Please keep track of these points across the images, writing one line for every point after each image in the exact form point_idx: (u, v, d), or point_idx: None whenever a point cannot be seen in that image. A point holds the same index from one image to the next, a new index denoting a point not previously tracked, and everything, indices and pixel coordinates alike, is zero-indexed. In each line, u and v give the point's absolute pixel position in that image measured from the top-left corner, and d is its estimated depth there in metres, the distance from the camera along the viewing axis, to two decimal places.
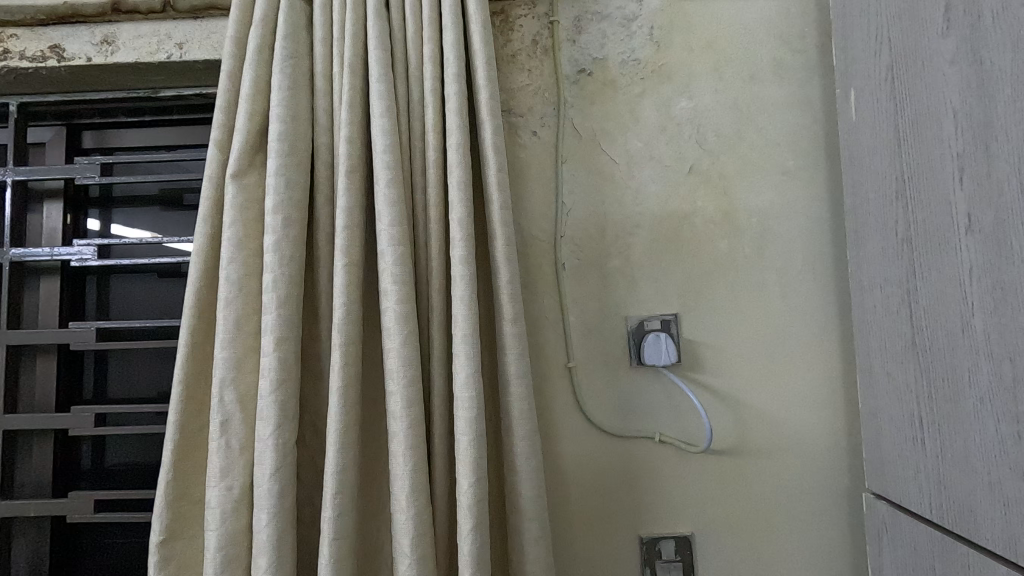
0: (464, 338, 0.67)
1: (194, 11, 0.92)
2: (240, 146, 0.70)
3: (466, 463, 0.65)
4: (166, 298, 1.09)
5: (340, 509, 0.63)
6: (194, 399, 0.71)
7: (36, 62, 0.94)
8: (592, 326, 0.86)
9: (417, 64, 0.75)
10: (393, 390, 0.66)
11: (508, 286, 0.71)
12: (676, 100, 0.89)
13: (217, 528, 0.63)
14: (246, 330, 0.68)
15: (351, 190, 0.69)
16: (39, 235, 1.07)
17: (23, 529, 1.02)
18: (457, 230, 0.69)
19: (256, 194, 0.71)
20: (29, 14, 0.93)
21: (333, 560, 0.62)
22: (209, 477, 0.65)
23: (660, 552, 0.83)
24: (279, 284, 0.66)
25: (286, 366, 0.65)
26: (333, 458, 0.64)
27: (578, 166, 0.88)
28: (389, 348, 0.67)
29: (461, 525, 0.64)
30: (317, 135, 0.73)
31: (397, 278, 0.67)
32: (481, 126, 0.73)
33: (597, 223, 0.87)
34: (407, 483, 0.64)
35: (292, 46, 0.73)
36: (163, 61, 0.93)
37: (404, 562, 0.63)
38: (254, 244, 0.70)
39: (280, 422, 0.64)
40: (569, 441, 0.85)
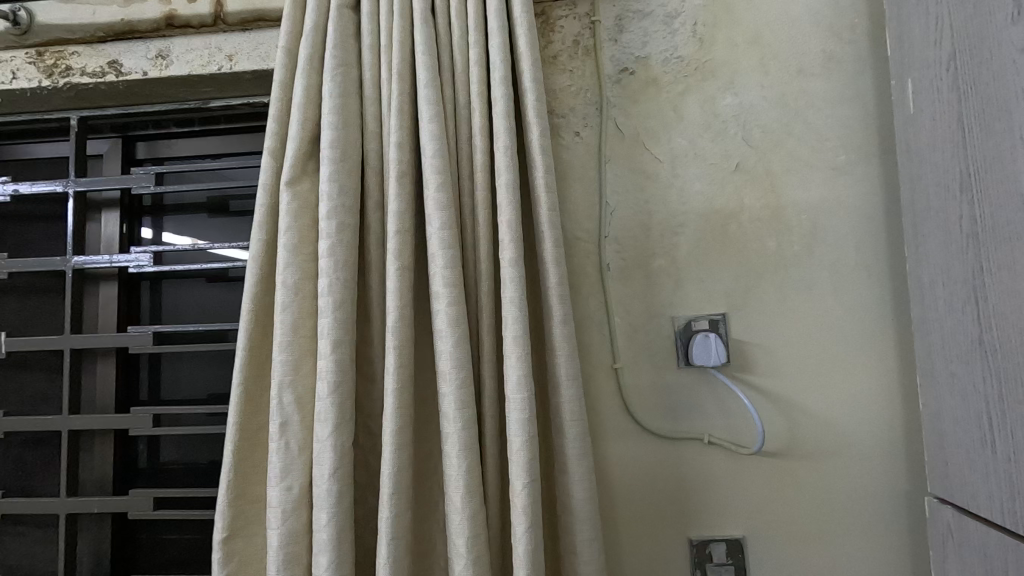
0: (515, 339, 0.67)
1: (243, 24, 0.95)
2: (294, 154, 0.72)
3: (519, 465, 0.65)
4: (214, 301, 1.13)
5: (396, 510, 0.64)
6: (253, 400, 0.73)
7: (97, 77, 0.98)
8: (639, 327, 0.86)
9: (463, 68, 0.75)
10: (446, 391, 0.67)
11: (557, 287, 0.71)
12: (721, 96, 0.87)
13: (279, 527, 0.65)
14: (303, 334, 0.69)
15: (401, 194, 0.71)
16: (97, 244, 1.12)
17: (89, 523, 1.07)
18: (506, 231, 0.70)
19: (310, 201, 0.73)
20: (89, 31, 0.97)
21: (391, 560, 0.63)
22: (270, 477, 0.66)
23: (710, 555, 0.81)
24: (335, 288, 0.68)
25: (342, 368, 0.66)
26: (389, 458, 0.65)
27: (622, 166, 0.88)
28: (441, 350, 0.68)
29: (516, 526, 0.65)
30: (367, 141, 0.75)
31: (448, 281, 0.68)
32: (528, 128, 0.74)
33: (641, 223, 0.87)
34: (461, 484, 0.65)
35: (341, 55, 0.75)
36: (215, 73, 0.96)
37: (460, 561, 0.64)
38: (308, 248, 0.71)
39: (338, 423, 0.65)
40: (617, 443, 0.84)
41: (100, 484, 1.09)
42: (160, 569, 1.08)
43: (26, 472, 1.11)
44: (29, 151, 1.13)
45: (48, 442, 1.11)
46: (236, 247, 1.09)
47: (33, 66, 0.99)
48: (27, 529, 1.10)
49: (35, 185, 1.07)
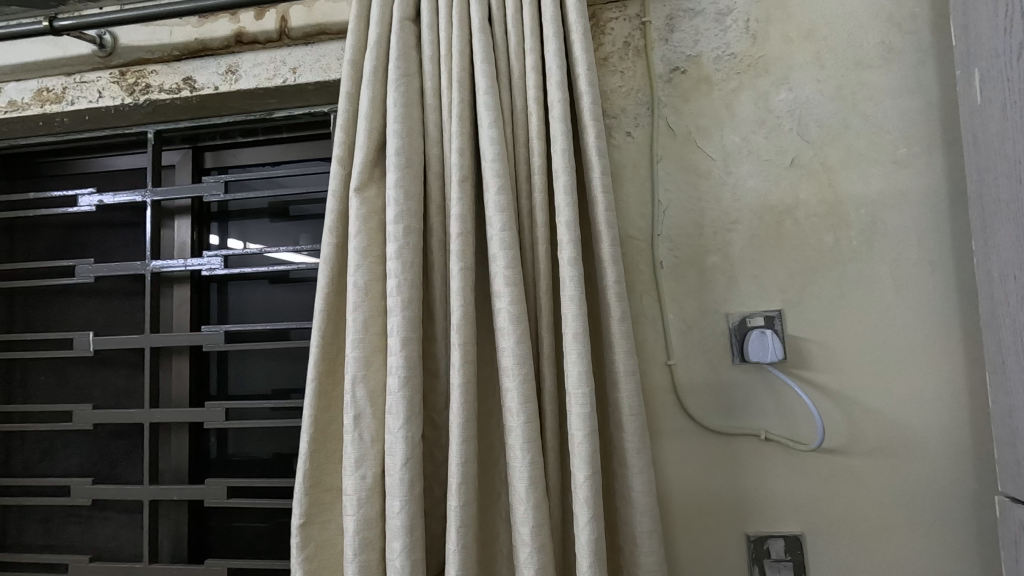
0: (575, 336, 0.69)
1: (306, 38, 1.00)
2: (361, 162, 0.76)
3: (580, 457, 0.67)
4: (276, 301, 1.19)
5: (464, 499, 0.67)
6: (326, 394, 0.77)
7: (173, 93, 1.06)
8: (692, 324, 0.86)
9: (520, 74, 0.78)
10: (509, 386, 0.69)
11: (615, 285, 0.73)
12: (775, 91, 0.87)
13: (354, 513, 0.69)
14: (373, 331, 0.73)
15: (463, 198, 0.74)
16: (171, 249, 1.20)
17: (168, 509, 1.15)
18: (564, 232, 0.72)
19: (376, 206, 0.77)
20: (167, 51, 1.05)
21: (460, 546, 0.66)
22: (344, 466, 0.71)
23: (769, 551, 0.82)
24: (403, 288, 0.71)
25: (411, 364, 0.70)
26: (457, 449, 0.68)
27: (674, 164, 0.88)
28: (503, 346, 0.70)
29: (578, 516, 0.67)
30: (429, 147, 0.78)
31: (510, 280, 0.71)
32: (584, 130, 0.75)
33: (694, 221, 0.87)
34: (526, 475, 0.67)
35: (404, 66, 0.78)
36: (280, 85, 1.02)
37: (525, 549, 0.66)
38: (376, 251, 0.75)
39: (408, 416, 0.68)
40: (672, 441, 0.85)
41: (177, 473, 1.16)
42: (234, 554, 1.15)
43: (111, 461, 1.20)
44: (110, 163, 1.22)
45: (130, 434, 1.20)
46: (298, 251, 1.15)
47: (117, 85, 1.08)
48: (113, 514, 1.19)
49: (117, 196, 1.14)
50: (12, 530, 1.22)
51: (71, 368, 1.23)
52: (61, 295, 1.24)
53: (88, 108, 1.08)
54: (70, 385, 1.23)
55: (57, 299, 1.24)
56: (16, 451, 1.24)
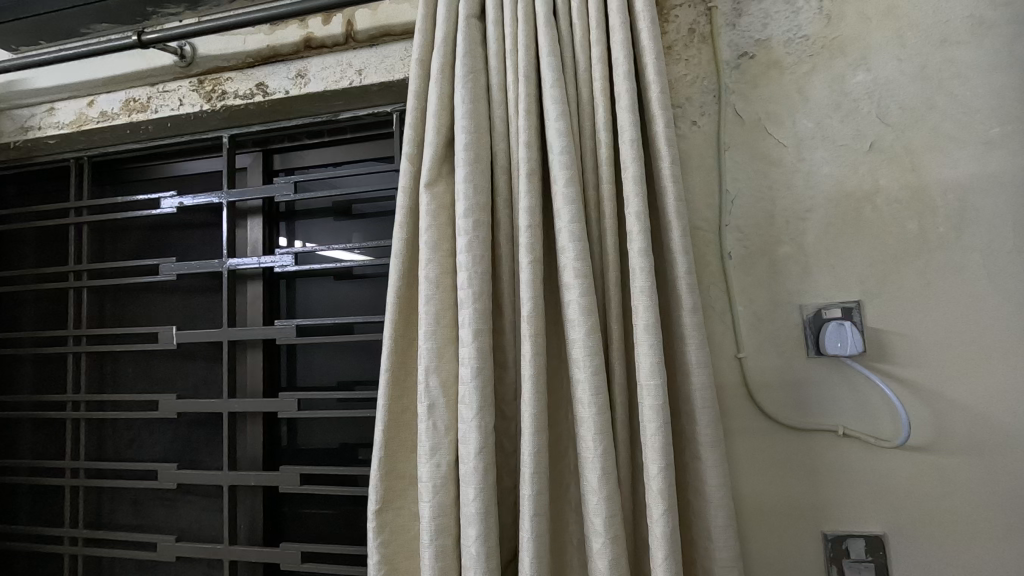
0: (646, 328, 0.69)
1: (371, 40, 1.03)
2: (432, 158, 0.78)
3: (654, 448, 0.67)
4: (341, 297, 1.25)
5: (537, 488, 0.68)
6: (398, 384, 0.80)
7: (246, 98, 1.10)
8: (764, 316, 0.84)
9: (586, 67, 0.78)
10: (580, 377, 0.70)
11: (686, 275, 0.72)
12: (852, 73, 0.84)
13: (430, 499, 0.71)
14: (445, 323, 0.75)
15: (532, 191, 0.74)
16: (245, 247, 1.26)
17: (246, 494, 1.21)
18: (634, 223, 0.71)
19: (445, 201, 0.79)
20: (241, 58, 1.10)
21: (533, 534, 0.67)
22: (419, 454, 0.73)
23: (848, 551, 0.79)
24: (474, 280, 0.73)
25: (483, 354, 0.71)
26: (529, 439, 0.69)
27: (743, 152, 0.86)
28: (574, 338, 0.71)
29: (652, 508, 0.66)
30: (495, 141, 0.79)
31: (579, 272, 0.71)
32: (652, 120, 0.75)
33: (765, 210, 0.85)
34: (598, 466, 0.67)
35: (471, 63, 0.79)
36: (347, 87, 1.04)
37: (598, 539, 0.67)
38: (446, 244, 0.77)
39: (481, 406, 0.70)
40: (744, 437, 0.83)
41: (253, 461, 1.22)
42: (307, 537, 1.21)
43: (193, 448, 1.28)
44: (188, 167, 1.29)
45: (210, 422, 1.27)
46: (350, 249, 1.19)
47: (196, 93, 1.13)
48: (195, 497, 1.27)
49: (196, 198, 1.21)
50: (105, 511, 1.32)
51: (156, 360, 1.31)
52: (145, 292, 1.33)
53: (170, 115, 1.14)
54: (156, 376, 1.31)
55: (142, 296, 1.33)
56: (108, 437, 1.33)
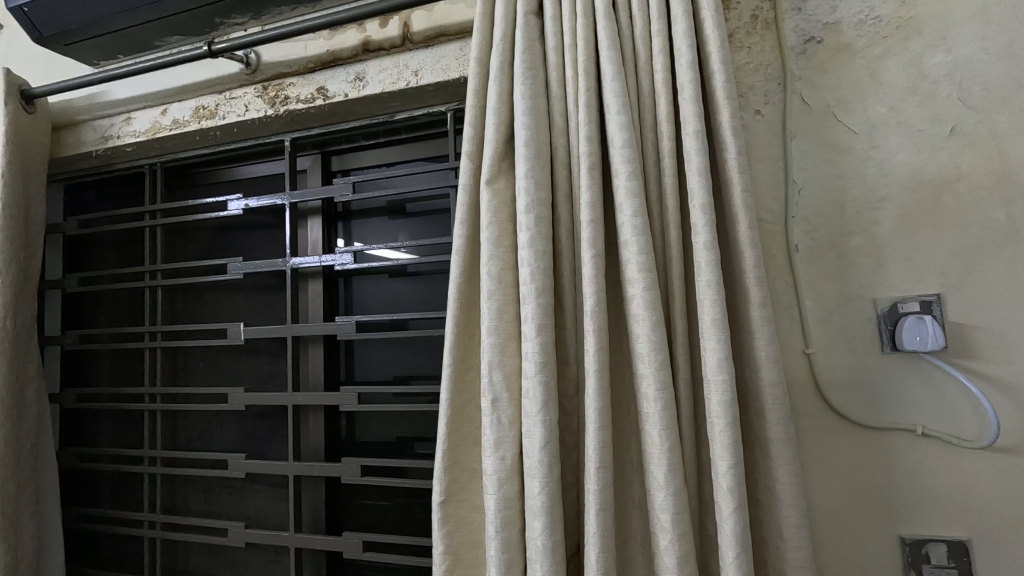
0: (713, 322, 0.67)
1: (427, 41, 1.05)
2: (492, 156, 0.79)
3: (723, 445, 0.66)
4: (396, 294, 1.28)
5: (602, 482, 0.68)
6: (461, 379, 0.81)
7: (308, 102, 1.14)
8: (833, 310, 0.81)
9: (647, 58, 0.77)
10: (644, 372, 0.69)
11: (754, 267, 0.70)
12: (930, 54, 0.79)
13: (495, 492, 0.72)
14: (507, 318, 0.76)
15: (593, 185, 0.74)
16: (306, 247, 1.30)
17: (309, 484, 1.25)
18: (700, 215, 0.70)
19: (506, 197, 0.79)
20: (302, 64, 1.14)
21: (600, 529, 0.67)
22: (484, 448, 0.74)
23: (928, 556, 0.75)
24: (536, 275, 0.73)
25: (547, 349, 0.71)
26: (594, 434, 0.69)
27: (810, 141, 0.83)
28: (638, 333, 0.70)
29: (722, 506, 0.65)
30: (555, 136, 0.79)
31: (643, 266, 0.70)
32: (716, 110, 0.73)
33: (834, 200, 0.82)
34: (664, 462, 0.67)
35: (530, 59, 0.79)
36: (403, 88, 1.07)
37: (666, 536, 0.66)
38: (507, 240, 0.78)
39: (545, 401, 0.70)
40: (814, 437, 0.81)
41: (315, 452, 1.27)
42: (367, 527, 1.25)
43: (259, 439, 1.34)
44: (252, 170, 1.35)
45: (275, 414, 1.33)
46: (396, 249, 1.21)
47: (261, 98, 1.18)
48: (262, 486, 1.33)
49: (261, 200, 1.26)
50: (179, 498, 1.40)
51: (224, 355, 1.38)
52: (214, 291, 1.39)
53: (237, 120, 1.20)
54: (224, 371, 1.38)
55: (211, 294, 1.40)
56: (181, 429, 1.41)
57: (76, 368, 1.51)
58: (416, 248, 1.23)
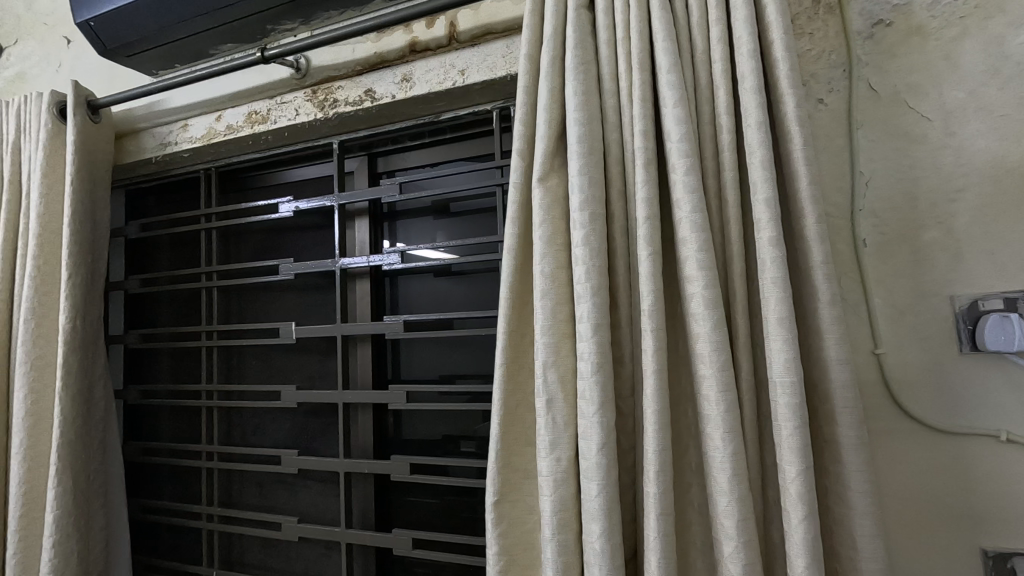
0: (780, 322, 0.65)
1: (473, 40, 1.05)
2: (543, 153, 0.78)
3: (791, 449, 0.63)
4: (441, 293, 1.29)
5: (663, 487, 0.66)
6: (514, 379, 0.81)
7: (356, 105, 1.15)
8: (905, 309, 0.77)
9: (704, 48, 0.74)
10: (706, 373, 0.67)
11: (823, 264, 0.67)
12: (1013, 33, 0.74)
13: (551, 494, 0.71)
14: (561, 318, 0.75)
15: (649, 181, 0.72)
16: (354, 248, 1.33)
17: (359, 480, 1.27)
18: (763, 210, 0.67)
19: (558, 195, 0.78)
20: (350, 67, 1.16)
21: (661, 535, 0.65)
22: (539, 449, 0.73)
23: (1014, 570, 0.71)
24: (591, 274, 0.71)
25: (603, 349, 0.70)
26: (653, 436, 0.67)
27: (879, 129, 0.79)
28: (698, 333, 0.68)
29: (790, 513, 0.63)
30: (608, 132, 0.78)
31: (704, 263, 0.68)
32: (780, 100, 0.70)
33: (905, 192, 0.78)
34: (728, 467, 0.64)
35: (581, 54, 0.78)
36: (450, 88, 1.07)
37: (730, 543, 0.64)
38: (561, 238, 0.77)
39: (602, 402, 0.69)
40: (885, 440, 0.77)
41: (364, 449, 1.29)
42: (416, 524, 1.27)
43: (310, 436, 1.37)
44: (301, 173, 1.39)
45: (326, 412, 1.36)
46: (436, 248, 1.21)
47: (310, 102, 1.20)
48: (313, 482, 1.36)
49: (311, 202, 1.28)
50: (235, 491, 1.44)
51: (276, 354, 1.42)
52: (266, 291, 1.43)
53: (287, 124, 1.22)
54: (276, 369, 1.42)
55: (263, 294, 1.44)
56: (235, 425, 1.46)
57: (138, 365, 1.58)
58: (461, 248, 1.23)
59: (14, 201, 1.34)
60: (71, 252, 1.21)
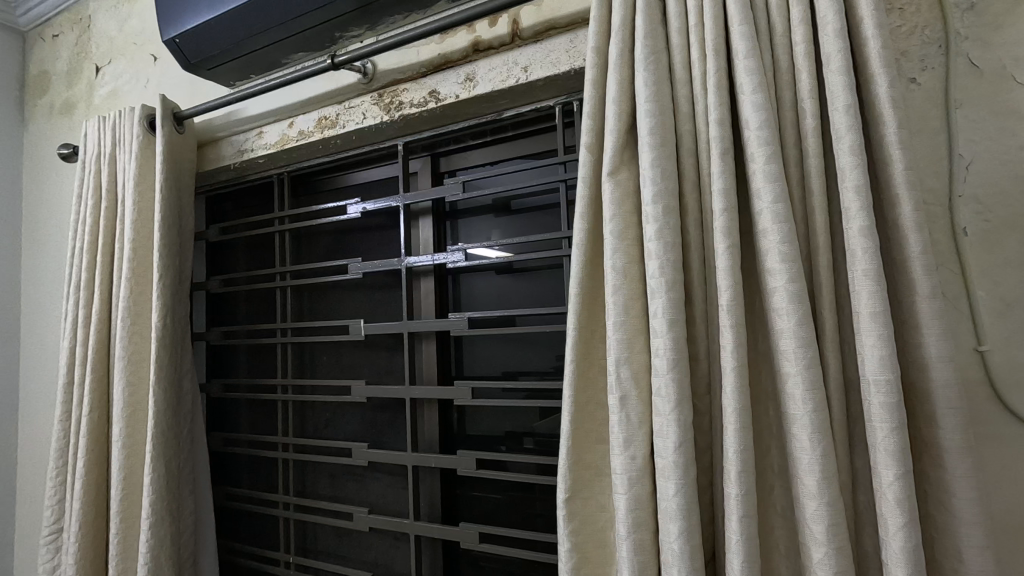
0: (874, 317, 0.61)
1: (536, 36, 1.05)
2: (613, 147, 0.76)
3: (888, 452, 0.59)
4: (502, 290, 1.30)
5: (745, 489, 0.63)
6: (584, 376, 0.80)
7: (421, 106, 1.18)
8: (1014, 302, 0.70)
9: (784, 30, 0.71)
10: (791, 371, 0.64)
11: (921, 254, 0.62)
12: None
13: (625, 492, 0.70)
14: (634, 313, 0.73)
15: (726, 171, 0.69)
16: (418, 246, 1.36)
17: (426, 474, 1.30)
18: (853, 198, 0.63)
19: (629, 188, 0.77)
20: (415, 69, 1.18)
21: (744, 538, 0.63)
22: (612, 446, 0.72)
23: None
24: (666, 269, 0.70)
25: (679, 346, 0.68)
26: (734, 436, 0.65)
27: (981, 108, 0.73)
28: (781, 328, 0.65)
29: (887, 519, 0.59)
30: (680, 122, 0.76)
31: (787, 255, 0.65)
32: (871, 80, 0.66)
33: (1013, 175, 0.71)
34: (817, 470, 0.61)
35: (651, 43, 0.76)
36: (513, 86, 1.07)
37: (820, 549, 0.61)
38: (632, 233, 0.75)
39: (679, 399, 0.67)
40: (991, 443, 0.71)
41: (430, 443, 1.31)
42: (481, 519, 1.28)
43: (379, 430, 1.42)
44: (368, 175, 1.43)
45: (393, 406, 1.40)
46: (498, 246, 1.22)
47: (377, 106, 1.24)
48: (382, 475, 1.40)
49: (377, 203, 1.32)
50: (308, 481, 1.51)
51: (345, 350, 1.47)
52: (335, 290, 1.49)
53: (355, 128, 1.26)
54: (345, 365, 1.47)
55: (333, 293, 1.50)
56: (308, 418, 1.52)
57: (219, 361, 1.68)
58: (521, 245, 1.24)
59: (111, 208, 1.45)
60: (161, 255, 1.30)
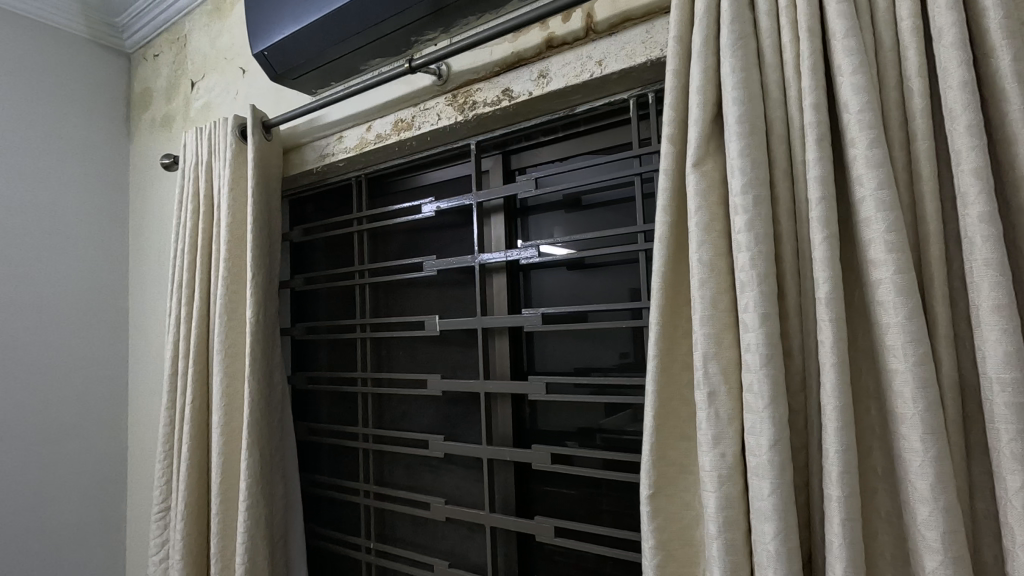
0: (996, 310, 0.56)
1: (611, 29, 1.04)
2: (698, 137, 0.75)
3: (1014, 457, 0.55)
4: (574, 285, 1.29)
5: (848, 491, 0.61)
6: (667, 371, 0.79)
7: (494, 105, 1.19)
8: None
9: (887, 6, 0.67)
10: (900, 368, 0.60)
11: None
12: None
13: (715, 490, 0.68)
14: (722, 308, 0.71)
15: (823, 157, 0.66)
16: (490, 243, 1.37)
17: (500, 467, 1.32)
18: (971, 183, 0.58)
19: (715, 179, 0.75)
20: (488, 68, 1.20)
21: (847, 542, 0.60)
22: (700, 444, 0.70)
23: None
24: (758, 262, 0.67)
25: (772, 341, 0.66)
26: (834, 436, 0.62)
27: None
28: (888, 323, 0.61)
29: (1013, 528, 0.54)
30: (770, 110, 0.73)
31: (894, 245, 0.61)
32: (990, 54, 0.61)
33: None
34: (930, 474, 0.58)
35: (739, 28, 0.73)
36: (587, 80, 1.06)
37: (934, 558, 0.57)
38: (719, 225, 0.73)
39: (773, 396, 0.65)
40: None
41: (504, 437, 1.33)
42: (556, 513, 1.29)
43: (454, 423, 1.45)
44: (441, 175, 1.47)
45: (467, 400, 1.43)
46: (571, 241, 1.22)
47: (451, 106, 1.27)
48: (457, 467, 1.44)
49: (451, 202, 1.35)
50: (387, 471, 1.57)
51: (420, 345, 1.52)
52: (410, 287, 1.54)
53: (430, 129, 1.30)
54: (421, 359, 1.52)
55: (408, 290, 1.55)
56: (386, 410, 1.58)
57: (302, 354, 1.78)
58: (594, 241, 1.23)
59: (208, 213, 1.56)
60: (254, 255, 1.39)
